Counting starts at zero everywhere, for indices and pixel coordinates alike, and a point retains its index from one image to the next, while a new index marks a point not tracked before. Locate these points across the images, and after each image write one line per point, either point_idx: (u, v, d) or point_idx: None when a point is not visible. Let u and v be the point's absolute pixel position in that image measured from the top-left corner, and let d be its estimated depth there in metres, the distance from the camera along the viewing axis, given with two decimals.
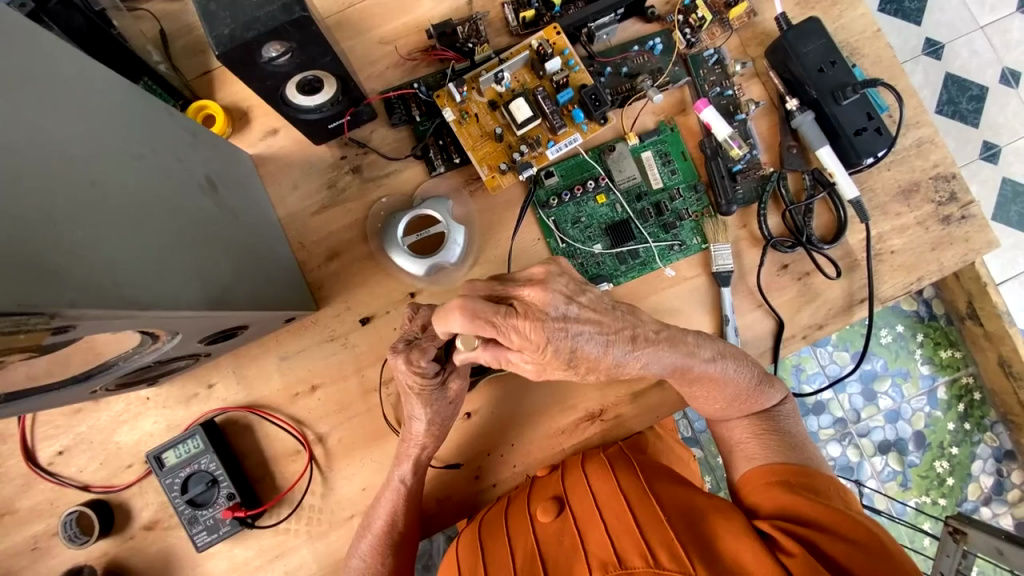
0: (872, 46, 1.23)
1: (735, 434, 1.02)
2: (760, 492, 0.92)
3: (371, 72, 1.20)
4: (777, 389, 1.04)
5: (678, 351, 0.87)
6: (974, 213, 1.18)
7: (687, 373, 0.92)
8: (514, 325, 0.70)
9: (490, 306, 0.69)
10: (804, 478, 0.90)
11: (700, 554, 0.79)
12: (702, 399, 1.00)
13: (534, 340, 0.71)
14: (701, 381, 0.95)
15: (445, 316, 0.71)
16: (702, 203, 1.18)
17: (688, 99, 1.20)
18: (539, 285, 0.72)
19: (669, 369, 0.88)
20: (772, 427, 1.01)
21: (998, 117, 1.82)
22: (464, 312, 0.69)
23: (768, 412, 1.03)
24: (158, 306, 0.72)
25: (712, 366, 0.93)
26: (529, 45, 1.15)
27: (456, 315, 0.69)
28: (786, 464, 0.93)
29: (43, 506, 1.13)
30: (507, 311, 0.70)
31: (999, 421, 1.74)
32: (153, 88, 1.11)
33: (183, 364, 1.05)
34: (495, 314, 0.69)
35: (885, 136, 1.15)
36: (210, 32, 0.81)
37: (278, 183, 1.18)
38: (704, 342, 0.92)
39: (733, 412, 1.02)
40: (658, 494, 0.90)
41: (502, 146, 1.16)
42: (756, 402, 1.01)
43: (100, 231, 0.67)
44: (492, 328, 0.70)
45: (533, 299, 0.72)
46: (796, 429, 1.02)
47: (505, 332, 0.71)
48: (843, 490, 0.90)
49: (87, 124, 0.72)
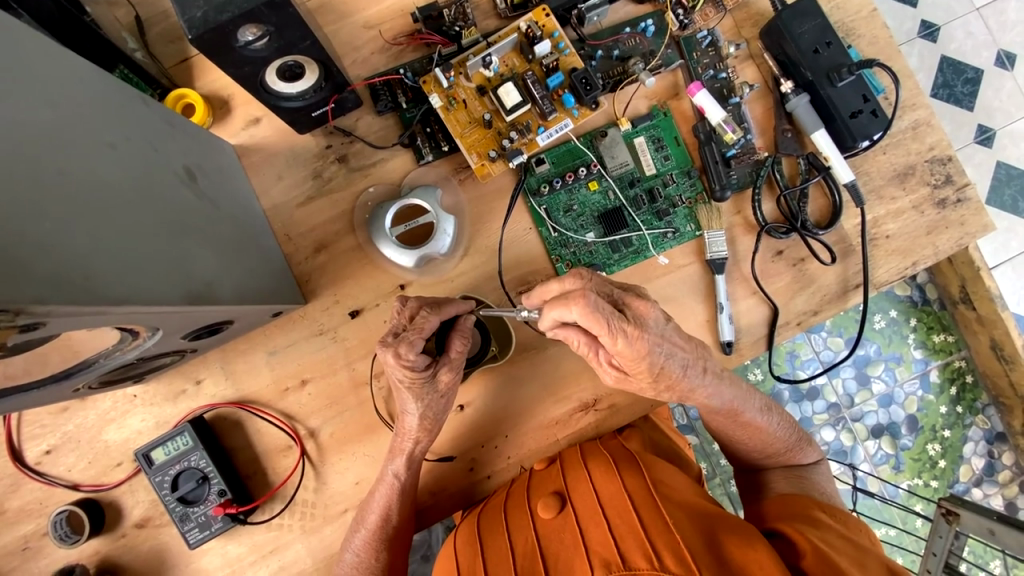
0: (869, 26, 1.20)
1: (767, 484, 1.05)
2: (787, 510, 0.93)
3: (355, 58, 1.16)
4: (814, 450, 1.07)
5: (736, 388, 0.97)
6: (969, 196, 1.17)
7: (740, 420, 1.00)
8: (625, 330, 0.78)
9: (609, 307, 0.78)
10: (829, 509, 0.92)
11: (707, 560, 0.77)
12: (740, 448, 1.05)
13: (635, 349, 0.80)
14: (747, 432, 1.01)
15: (563, 304, 0.78)
16: (696, 188, 1.16)
17: (681, 83, 1.18)
18: (646, 300, 0.83)
19: (727, 408, 0.97)
20: (805, 479, 1.03)
21: (993, 100, 1.80)
22: (584, 303, 0.77)
23: (804, 468, 1.05)
24: (133, 301, 0.70)
25: (762, 417, 1.01)
26: (518, 27, 1.12)
27: (575, 304, 0.77)
28: (813, 500, 0.95)
29: (32, 505, 1.11)
30: (622, 317, 0.79)
31: (991, 404, 1.75)
32: (129, 76, 1.08)
33: (168, 360, 1.03)
34: (611, 315, 0.78)
35: (881, 119, 1.13)
36: (182, 14, 0.78)
37: (262, 174, 1.15)
38: (756, 394, 1.02)
39: (769, 463, 1.05)
40: (665, 497, 0.90)
41: (492, 132, 1.14)
42: (793, 457, 1.04)
43: (71, 224, 0.65)
44: (604, 324, 0.77)
45: (640, 312, 0.83)
46: (830, 491, 1.03)
47: (615, 333, 0.78)
48: (867, 531, 0.91)
49: (56, 113, 0.69)
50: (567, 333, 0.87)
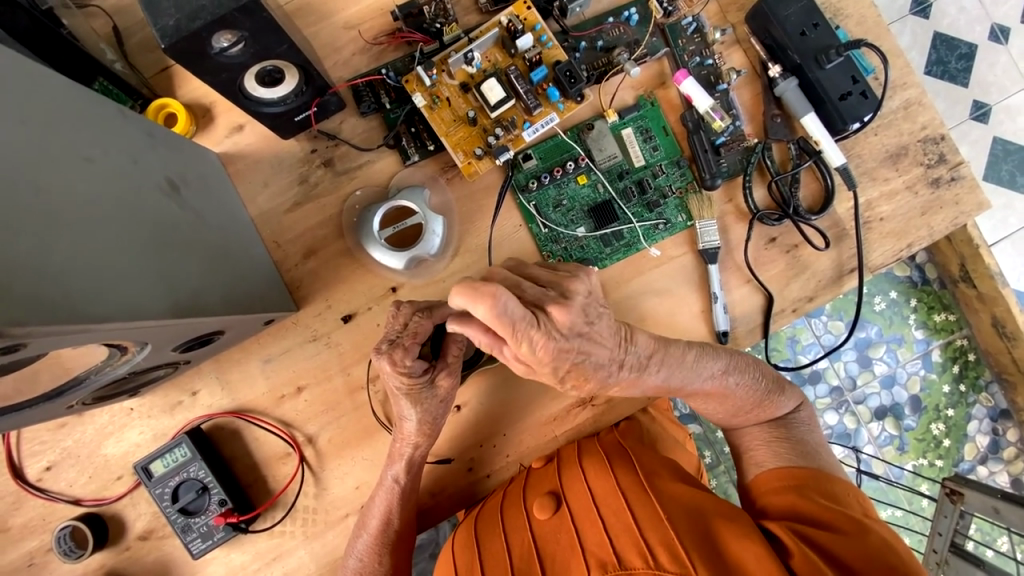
0: (856, 6, 1.18)
1: (746, 440, 1.03)
2: (776, 493, 0.93)
3: (337, 59, 1.15)
4: (789, 397, 1.05)
5: (669, 368, 0.95)
6: (963, 174, 1.15)
7: (683, 390, 1.00)
8: (530, 336, 0.73)
9: (520, 313, 0.70)
10: (824, 485, 0.91)
11: (701, 554, 0.78)
12: (705, 409, 1.05)
13: (538, 354, 0.76)
14: (702, 395, 1.01)
15: (468, 296, 0.66)
16: (686, 178, 1.15)
17: (668, 71, 1.16)
18: (563, 305, 0.77)
19: (659, 387, 0.97)
20: (786, 434, 1.01)
21: (988, 75, 1.77)
22: (494, 305, 0.66)
23: (781, 420, 1.03)
24: (118, 317, 0.70)
25: (710, 383, 0.98)
26: (499, 22, 1.11)
27: (484, 304, 0.66)
28: (797, 468, 0.94)
29: (35, 522, 1.12)
30: (531, 322, 0.72)
31: (994, 381, 1.74)
32: (109, 89, 1.06)
33: (161, 373, 1.03)
34: (519, 321, 0.70)
35: (871, 100, 1.12)
36: (154, 24, 0.77)
37: (248, 182, 1.14)
38: (707, 359, 0.99)
39: (744, 420, 1.03)
40: (658, 492, 0.89)
41: (477, 130, 1.13)
42: (767, 411, 1.02)
43: (49, 243, 0.64)
44: (509, 327, 0.70)
45: (554, 316, 0.76)
46: (811, 438, 1.02)
47: (519, 338, 0.73)
48: (859, 495, 0.91)
49: (31, 131, 0.68)
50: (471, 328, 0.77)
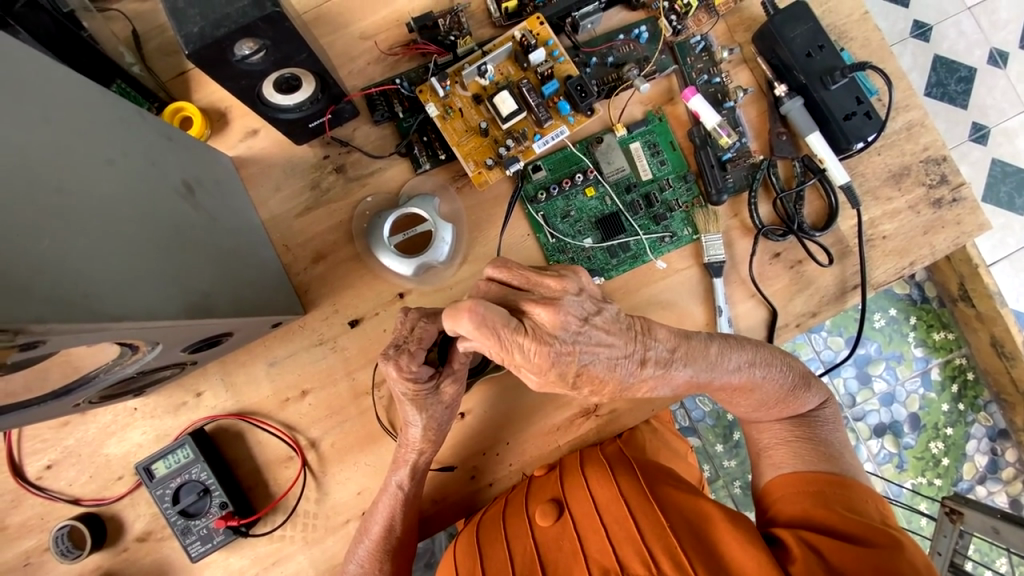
0: (861, 29, 1.21)
1: (765, 438, 1.04)
2: (789, 501, 0.93)
3: (351, 68, 1.17)
4: (814, 393, 1.04)
5: (697, 364, 0.91)
6: (964, 196, 1.17)
7: (710, 385, 0.96)
8: (519, 342, 0.75)
9: (500, 317, 0.74)
10: (840, 490, 0.91)
11: (703, 564, 0.80)
12: (733, 403, 1.02)
13: (536, 361, 0.77)
14: (729, 389, 0.98)
15: (454, 316, 0.75)
16: (693, 192, 1.17)
17: (675, 88, 1.19)
18: (551, 307, 0.77)
19: (686, 383, 0.92)
20: (807, 432, 1.01)
21: (986, 99, 1.81)
22: (473, 316, 0.73)
23: (804, 417, 1.03)
24: (133, 316, 0.70)
25: (737, 375, 0.95)
26: (512, 36, 1.13)
27: (465, 317, 0.73)
28: (816, 473, 0.94)
29: (33, 521, 1.11)
30: (517, 328, 0.75)
31: (993, 401, 1.75)
32: (126, 90, 1.07)
33: (168, 373, 1.03)
34: (503, 326, 0.74)
35: (875, 120, 1.14)
36: (178, 30, 0.79)
37: (260, 186, 1.15)
38: (731, 351, 0.95)
39: (766, 416, 1.03)
40: (660, 499, 0.91)
41: (488, 140, 1.15)
42: (791, 408, 1.02)
43: (70, 241, 0.65)
44: (496, 339, 0.74)
45: (543, 319, 0.77)
46: (834, 437, 1.01)
47: (509, 347, 0.75)
48: (876, 499, 0.91)
49: (54, 131, 0.69)
50: (474, 346, 0.79)
